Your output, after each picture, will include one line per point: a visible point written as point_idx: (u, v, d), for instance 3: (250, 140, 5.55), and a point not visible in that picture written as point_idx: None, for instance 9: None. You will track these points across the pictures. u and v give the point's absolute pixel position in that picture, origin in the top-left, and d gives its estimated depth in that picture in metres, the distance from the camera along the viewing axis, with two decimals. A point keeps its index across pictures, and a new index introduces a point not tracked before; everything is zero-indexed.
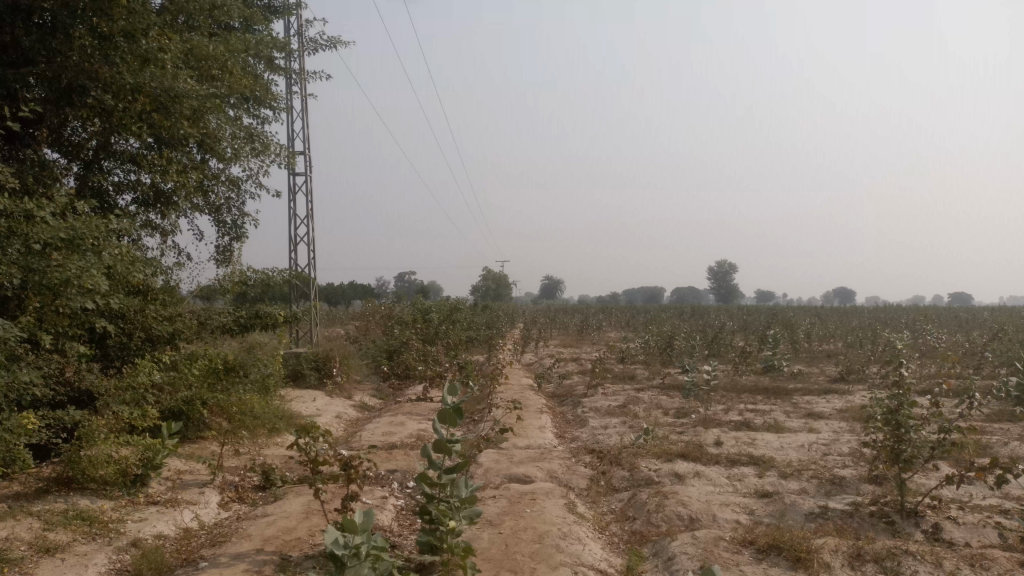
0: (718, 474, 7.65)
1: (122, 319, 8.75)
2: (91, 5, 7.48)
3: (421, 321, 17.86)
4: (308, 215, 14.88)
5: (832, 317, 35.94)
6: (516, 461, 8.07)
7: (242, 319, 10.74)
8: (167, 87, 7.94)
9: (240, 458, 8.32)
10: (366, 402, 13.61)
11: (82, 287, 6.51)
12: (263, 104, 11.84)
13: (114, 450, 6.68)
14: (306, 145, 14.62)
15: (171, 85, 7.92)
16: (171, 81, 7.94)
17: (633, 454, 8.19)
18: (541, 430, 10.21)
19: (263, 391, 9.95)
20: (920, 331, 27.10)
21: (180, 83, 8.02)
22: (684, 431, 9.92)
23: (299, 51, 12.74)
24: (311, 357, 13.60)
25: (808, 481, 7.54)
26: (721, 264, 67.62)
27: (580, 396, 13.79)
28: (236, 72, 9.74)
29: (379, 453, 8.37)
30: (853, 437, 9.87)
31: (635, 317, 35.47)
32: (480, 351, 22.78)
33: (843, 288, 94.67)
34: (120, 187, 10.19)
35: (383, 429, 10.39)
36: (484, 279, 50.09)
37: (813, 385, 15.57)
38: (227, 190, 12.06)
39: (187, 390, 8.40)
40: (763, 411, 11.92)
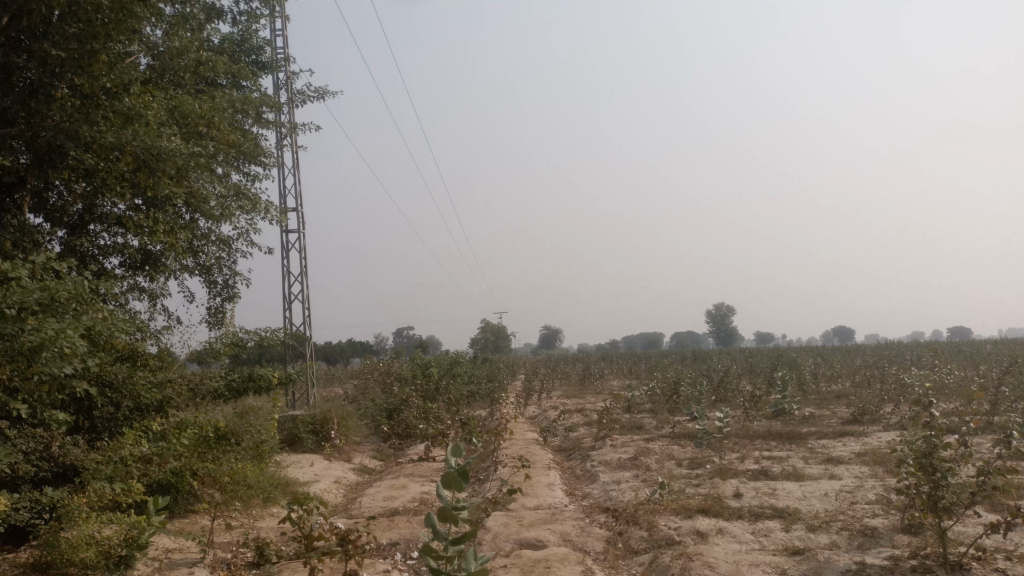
0: (742, 530, 7.19)
1: (108, 387, 8.37)
2: (72, 64, 7.34)
3: (421, 377, 17.42)
4: (302, 272, 14.60)
5: (836, 356, 35.48)
6: (526, 523, 7.61)
7: (235, 383, 10.32)
8: (150, 146, 7.53)
9: (233, 532, 7.83)
10: (366, 464, 13.10)
11: (58, 351, 6.14)
12: (251, 161, 11.65)
13: (96, 530, 6.20)
14: (298, 202, 14.41)
15: (154, 145, 7.55)
16: (153, 140, 7.59)
17: (650, 511, 7.73)
18: (551, 488, 9.75)
19: (257, 458, 9.47)
20: (928, 366, 26.66)
21: (165, 142, 7.65)
22: (701, 484, 9.46)
23: (289, 105, 12.60)
24: (308, 419, 13.14)
25: (839, 533, 7.08)
26: (720, 307, 67.34)
27: (588, 449, 13.30)
28: (223, 128, 9.56)
29: (381, 521, 7.89)
30: (878, 483, 9.41)
31: (638, 364, 35.00)
32: (482, 405, 22.28)
33: (843, 326, 94.30)
34: (107, 250, 9.92)
35: (385, 494, 9.91)
36: (482, 332, 49.73)
37: (828, 428, 15.08)
38: (218, 250, 11.76)
39: (176, 461, 7.96)
40: (779, 458, 11.45)
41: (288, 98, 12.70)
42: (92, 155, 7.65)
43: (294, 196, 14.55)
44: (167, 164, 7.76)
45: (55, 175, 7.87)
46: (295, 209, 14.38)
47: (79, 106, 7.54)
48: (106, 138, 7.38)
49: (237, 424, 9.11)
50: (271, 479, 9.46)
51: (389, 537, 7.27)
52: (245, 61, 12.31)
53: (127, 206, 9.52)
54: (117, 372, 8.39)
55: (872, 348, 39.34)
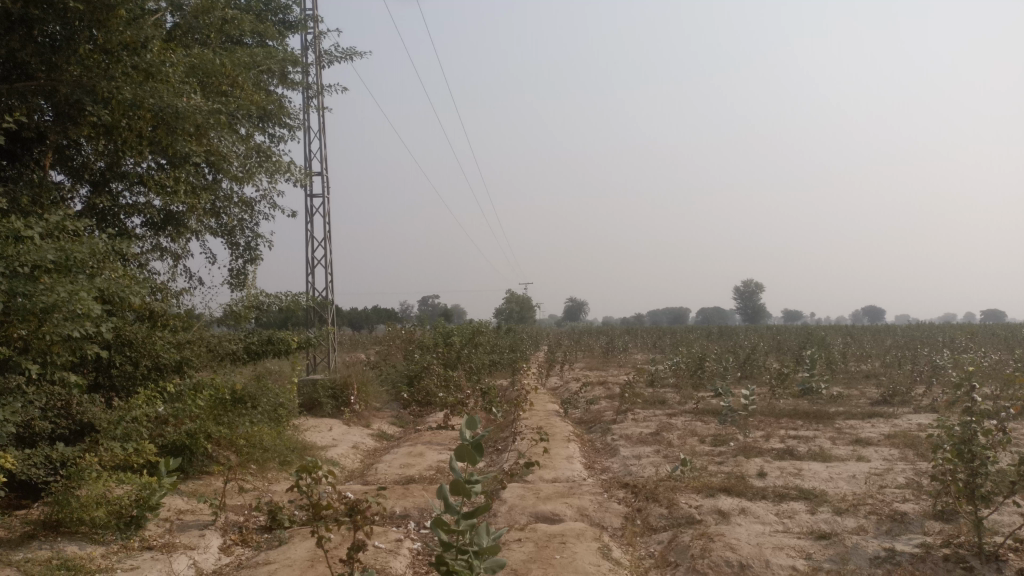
0: (766, 511, 6.96)
1: (127, 346, 8.34)
2: (89, 17, 7.10)
3: (443, 345, 17.29)
4: (326, 236, 14.46)
5: (865, 336, 34.86)
6: (543, 496, 7.44)
7: (253, 346, 10.25)
8: (168, 104, 7.36)
9: (247, 495, 7.74)
10: (385, 431, 13.04)
11: (72, 312, 6.04)
12: (275, 122, 11.45)
13: (108, 489, 6.15)
14: (323, 165, 14.21)
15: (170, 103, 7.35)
16: (171, 97, 7.41)
17: (670, 488, 7.51)
18: (569, 461, 9.58)
19: (275, 423, 9.39)
20: (961, 348, 26.06)
21: (182, 99, 7.53)
22: (724, 462, 9.23)
23: (315, 65, 12.35)
24: (327, 383, 13.08)
25: (867, 518, 6.82)
26: (747, 283, 66.50)
27: (608, 422, 13.11)
28: (245, 87, 9.34)
29: (396, 489, 7.77)
30: (908, 466, 9.11)
31: (662, 338, 34.67)
32: (504, 375, 22.17)
33: (872, 307, 92.95)
34: (129, 210, 9.80)
35: (402, 461, 9.81)
36: (507, 302, 49.63)
37: (856, 409, 14.73)
38: (240, 212, 11.62)
39: (192, 423, 7.91)
40: (806, 438, 11.17)
41: (315, 59, 12.44)
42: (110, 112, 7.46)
43: (320, 159, 14.36)
44: (187, 122, 7.59)
45: (75, 130, 7.71)
46: (320, 172, 14.19)
47: (98, 60, 7.36)
48: (123, 95, 7.19)
49: (253, 386, 9.05)
50: (287, 443, 9.37)
51: (403, 506, 7.14)
52: (272, 20, 12.07)
53: (150, 165, 9.36)
54: (137, 331, 8.38)
55: (903, 329, 38.61)
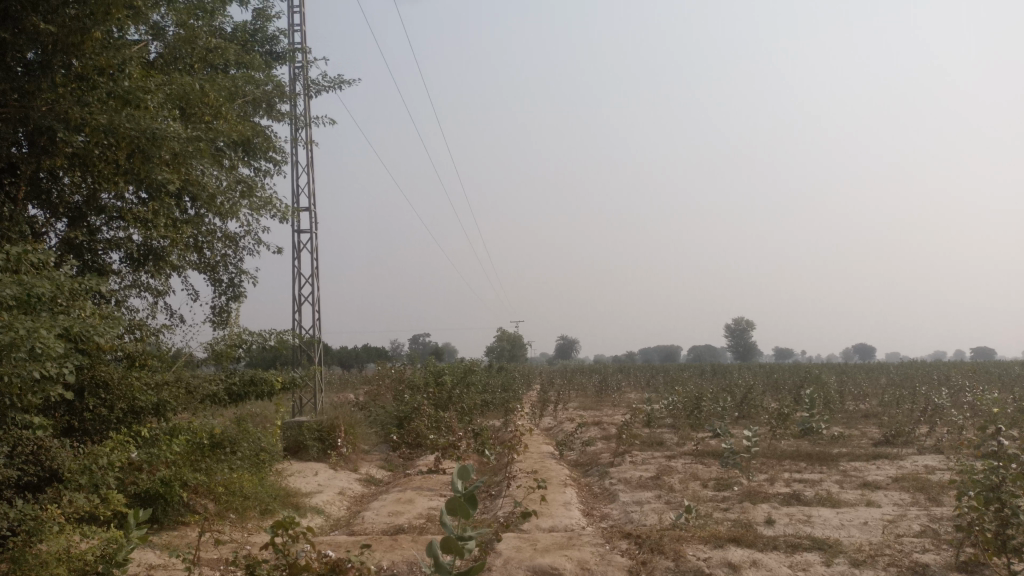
0: (778, 564, 6.52)
1: (102, 389, 7.96)
2: (64, 41, 6.85)
3: (434, 385, 16.85)
4: (314, 273, 14.10)
5: (860, 375, 34.50)
6: (541, 548, 6.98)
7: (235, 387, 9.79)
8: (145, 128, 7.06)
9: (224, 548, 7.23)
10: (373, 475, 12.51)
11: (32, 351, 5.62)
12: (260, 155, 11.18)
13: (70, 544, 5.68)
14: (311, 200, 13.90)
15: (148, 127, 7.03)
16: (149, 122, 7.08)
17: (675, 538, 7.08)
18: (567, 508, 9.11)
19: (256, 468, 8.91)
20: (958, 387, 25.78)
21: (160, 125, 7.12)
22: (729, 509, 8.79)
23: (305, 96, 12.11)
24: (314, 425, 12.59)
25: (886, 570, 6.40)
26: (738, 321, 66.29)
27: (606, 465, 12.65)
28: (229, 118, 9.13)
29: (384, 541, 7.31)
30: (922, 512, 8.70)
31: (655, 377, 34.22)
32: (495, 415, 21.65)
33: (863, 345, 92.89)
34: (107, 244, 9.44)
35: (390, 509, 9.32)
36: (497, 341, 49.17)
37: (859, 450, 14.31)
38: (224, 247, 11.26)
39: (167, 469, 7.44)
40: (812, 482, 10.74)
41: (302, 89, 12.21)
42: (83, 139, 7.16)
43: (308, 194, 14.06)
44: (164, 148, 7.29)
45: (49, 160, 7.39)
46: (308, 208, 13.88)
47: (73, 87, 7.07)
48: (97, 119, 6.87)
49: (232, 429, 8.59)
50: (270, 491, 8.87)
51: (390, 560, 6.68)
52: (259, 51, 11.89)
53: (131, 197, 9.06)
54: (112, 372, 8.03)
55: (896, 366, 38.39)
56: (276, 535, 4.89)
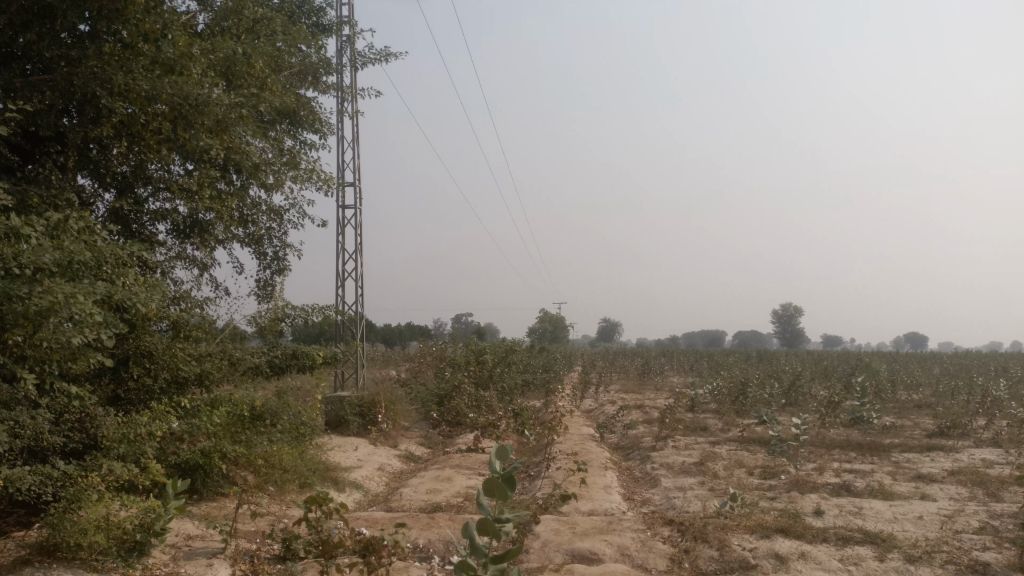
0: (828, 557, 6.25)
1: (147, 358, 8.01)
2: (108, 7, 6.85)
3: (475, 364, 16.77)
4: (358, 249, 14.06)
5: (912, 363, 33.51)
6: (580, 532, 6.81)
7: (277, 361, 9.75)
8: (187, 93, 7.17)
9: (262, 520, 7.22)
10: (412, 452, 12.49)
11: (70, 316, 5.63)
12: (306, 128, 11.15)
13: (109, 512, 5.69)
14: (355, 175, 13.84)
15: (191, 92, 7.18)
16: (192, 88, 7.22)
17: (719, 527, 6.85)
18: (607, 491, 8.93)
19: (296, 442, 8.92)
20: (1016, 379, 24.82)
21: (201, 91, 7.24)
22: (776, 498, 8.50)
23: (352, 69, 11.99)
24: (355, 401, 12.60)
25: (943, 567, 6.08)
26: (785, 307, 64.99)
27: (648, 449, 12.41)
28: (275, 89, 9.26)
29: (421, 519, 7.22)
30: (982, 508, 8.29)
31: (699, 362, 33.72)
32: (536, 396, 21.52)
33: (915, 334, 90.41)
34: (154, 215, 9.50)
35: (428, 486, 9.25)
36: (540, 321, 49.02)
37: (913, 441, 13.80)
38: (269, 220, 11.26)
39: (207, 440, 7.46)
40: (863, 473, 10.36)
41: (349, 61, 12.11)
42: (126, 106, 7.15)
43: (353, 170, 14.00)
44: (206, 114, 7.37)
45: (96, 129, 7.45)
46: (352, 183, 13.83)
47: (119, 54, 7.13)
48: (139, 86, 6.96)
49: (272, 400, 8.61)
50: (309, 465, 8.87)
51: (427, 538, 6.59)
52: (306, 24, 11.80)
53: (178, 169, 9.10)
54: (157, 343, 8.06)
55: (951, 356, 37.19)
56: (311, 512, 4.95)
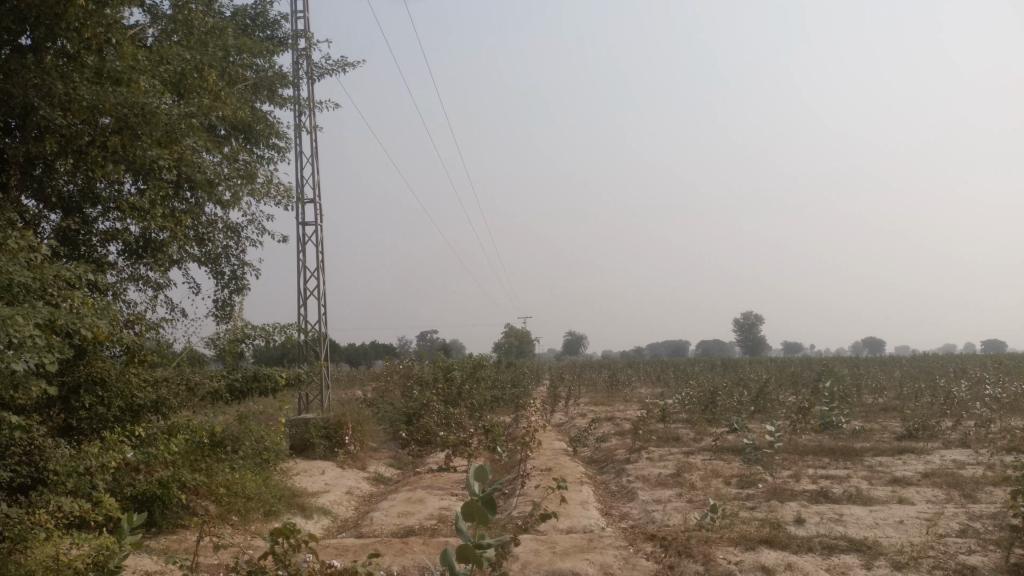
0: (815, 567, 6.11)
1: (99, 385, 7.61)
2: (48, 15, 6.58)
3: (443, 381, 16.46)
4: (320, 266, 13.72)
5: (874, 367, 33.97)
6: (560, 552, 6.57)
7: (238, 384, 9.33)
8: (133, 103, 6.83)
9: (225, 553, 6.84)
10: (382, 474, 12.13)
11: (9, 341, 5.30)
12: (262, 143, 10.84)
13: (58, 551, 5.30)
14: (315, 192, 13.51)
15: (137, 101, 6.82)
16: (138, 97, 6.89)
17: (702, 540, 6.67)
18: (584, 507, 8.71)
19: (259, 468, 8.54)
20: (976, 380, 25.26)
21: (149, 101, 6.88)
22: (756, 508, 8.36)
23: (309, 82, 11.72)
24: (320, 423, 12.22)
25: (931, 573, 5.96)
26: (747, 315, 65.65)
27: (622, 462, 12.23)
28: (231, 103, 8.93)
29: (393, 544, 6.92)
30: (960, 510, 8.24)
31: (666, 372, 33.77)
32: (505, 411, 21.26)
33: (873, 338, 92.19)
34: (104, 235, 9.05)
35: (400, 509, 8.93)
36: (506, 336, 48.78)
37: (883, 444, 13.83)
38: (226, 238, 10.88)
39: (164, 470, 7.06)
40: (838, 478, 10.30)
41: (305, 74, 11.84)
42: (68, 118, 6.84)
43: (313, 185, 13.68)
44: (154, 125, 6.99)
45: (39, 145, 7.10)
46: (312, 199, 13.49)
47: (60, 65, 6.86)
48: (82, 96, 6.69)
49: (233, 424, 8.26)
50: (274, 491, 8.49)
51: (401, 564, 6.30)
52: (261, 37, 11.52)
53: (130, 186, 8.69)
54: (109, 369, 7.66)
55: (911, 359, 37.83)
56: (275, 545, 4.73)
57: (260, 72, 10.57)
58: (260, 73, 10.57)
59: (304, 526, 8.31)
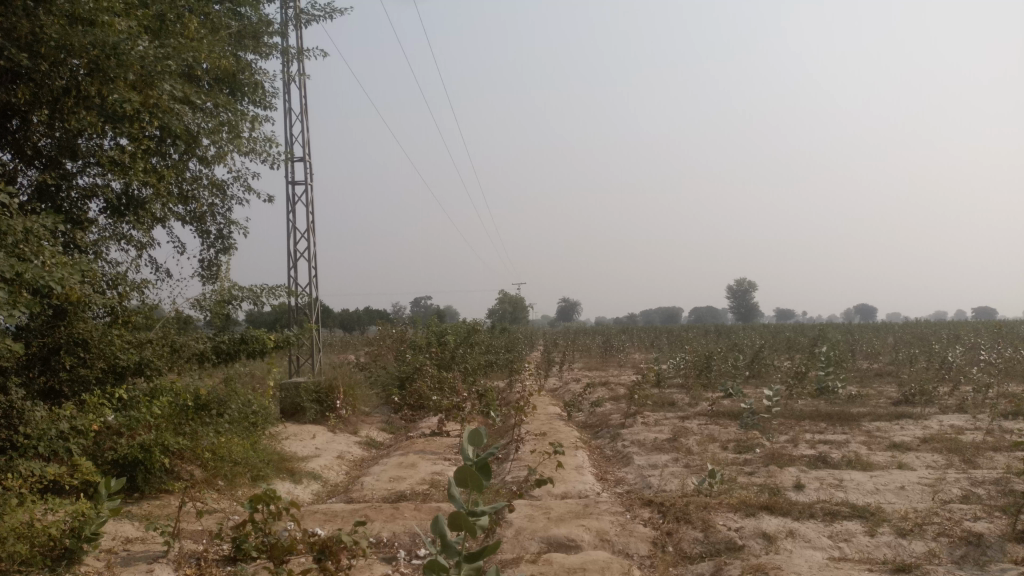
0: (817, 534, 5.94)
1: (81, 346, 7.34)
2: None
3: (436, 345, 16.25)
4: (310, 227, 13.38)
5: (867, 333, 33.94)
6: (556, 517, 6.39)
7: (223, 347, 8.96)
8: (103, 42, 6.63)
9: (209, 518, 6.62)
10: (374, 438, 11.95)
11: None
12: (247, 99, 10.54)
13: (32, 516, 5.07)
14: (304, 150, 13.15)
15: (107, 40, 6.62)
16: (108, 36, 6.69)
17: (701, 506, 6.50)
18: (580, 473, 8.53)
19: (246, 432, 8.34)
20: (971, 346, 25.25)
21: (122, 41, 6.69)
22: (755, 473, 8.20)
23: (296, 31, 11.34)
24: (311, 386, 11.99)
25: (936, 540, 5.81)
26: (741, 282, 65.51)
27: (617, 426, 12.07)
28: (212, 53, 8.66)
29: (383, 509, 6.72)
30: (962, 476, 8.11)
31: (660, 338, 33.64)
32: (499, 376, 21.07)
33: (865, 305, 92.44)
34: (84, 191, 8.64)
35: (392, 474, 8.74)
36: (500, 302, 48.55)
37: (880, 409, 13.71)
38: (211, 195, 10.51)
39: (147, 433, 6.81)
40: (837, 443, 10.16)
41: (293, 24, 11.45)
42: (33, 59, 6.61)
43: (303, 143, 13.31)
44: (125, 66, 6.88)
45: (9, 93, 6.79)
46: (302, 158, 13.13)
47: None
48: (49, 34, 6.49)
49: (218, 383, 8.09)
50: (262, 456, 8.28)
51: (391, 531, 6.11)
52: None
53: (113, 140, 8.30)
54: (92, 330, 7.39)
55: (906, 325, 37.84)
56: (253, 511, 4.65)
57: (244, 21, 10.20)
58: (244, 22, 10.21)
59: (293, 491, 8.11)
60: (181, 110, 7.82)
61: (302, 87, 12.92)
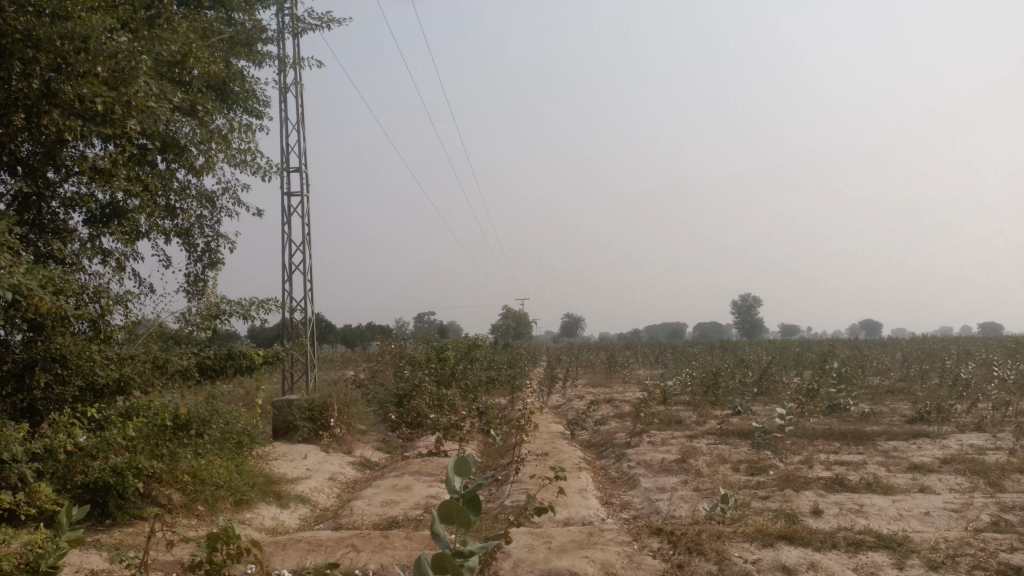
0: (841, 567, 5.46)
1: (58, 363, 6.93)
2: None
3: (436, 361, 15.79)
4: (306, 239, 12.99)
5: (874, 348, 33.38)
6: (557, 548, 5.92)
7: (210, 362, 8.53)
8: (69, 32, 6.35)
9: (185, 547, 6.15)
10: (369, 458, 11.49)
11: None
12: (240, 109, 10.22)
13: None
14: (300, 160, 12.79)
15: (76, 30, 6.35)
16: (78, 25, 6.40)
17: (714, 536, 6.03)
18: (583, 497, 8.07)
19: (231, 455, 7.88)
20: (983, 362, 24.68)
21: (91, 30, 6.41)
22: (769, 497, 7.73)
23: (290, 37, 11.05)
24: (304, 404, 11.54)
25: (972, 573, 5.33)
26: (745, 297, 64.98)
27: (622, 446, 11.59)
28: (198, 55, 8.28)
29: (372, 538, 6.26)
30: (990, 500, 7.62)
31: (665, 353, 33.12)
32: (501, 393, 20.59)
33: (870, 321, 91.78)
34: (64, 201, 8.23)
35: (385, 497, 8.29)
36: (503, 318, 48.05)
37: (895, 428, 13.21)
38: (199, 207, 10.06)
39: (120, 456, 6.36)
40: (853, 464, 9.69)
41: (287, 31, 11.13)
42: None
43: (298, 154, 12.98)
44: (96, 60, 6.56)
45: None
46: (297, 168, 12.78)
47: None
48: (14, 26, 6.22)
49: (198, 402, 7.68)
50: (246, 479, 7.81)
51: (379, 562, 5.66)
52: None
53: (97, 148, 7.92)
54: (71, 345, 6.98)
55: (915, 341, 37.24)
56: (212, 551, 4.39)
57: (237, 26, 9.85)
58: (237, 28, 9.85)
59: (279, 516, 7.66)
60: (162, 111, 7.43)
61: (299, 96, 12.59)
